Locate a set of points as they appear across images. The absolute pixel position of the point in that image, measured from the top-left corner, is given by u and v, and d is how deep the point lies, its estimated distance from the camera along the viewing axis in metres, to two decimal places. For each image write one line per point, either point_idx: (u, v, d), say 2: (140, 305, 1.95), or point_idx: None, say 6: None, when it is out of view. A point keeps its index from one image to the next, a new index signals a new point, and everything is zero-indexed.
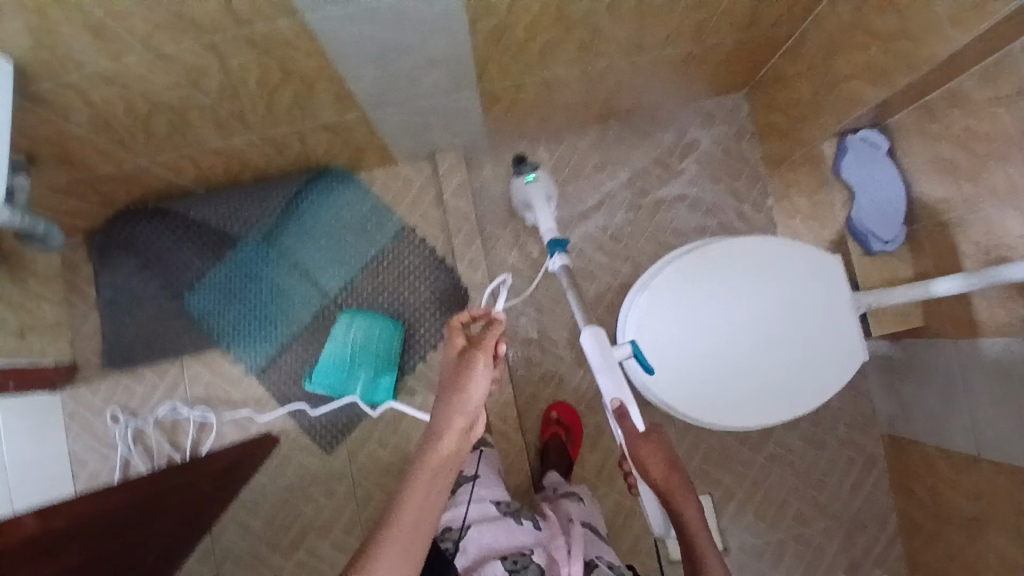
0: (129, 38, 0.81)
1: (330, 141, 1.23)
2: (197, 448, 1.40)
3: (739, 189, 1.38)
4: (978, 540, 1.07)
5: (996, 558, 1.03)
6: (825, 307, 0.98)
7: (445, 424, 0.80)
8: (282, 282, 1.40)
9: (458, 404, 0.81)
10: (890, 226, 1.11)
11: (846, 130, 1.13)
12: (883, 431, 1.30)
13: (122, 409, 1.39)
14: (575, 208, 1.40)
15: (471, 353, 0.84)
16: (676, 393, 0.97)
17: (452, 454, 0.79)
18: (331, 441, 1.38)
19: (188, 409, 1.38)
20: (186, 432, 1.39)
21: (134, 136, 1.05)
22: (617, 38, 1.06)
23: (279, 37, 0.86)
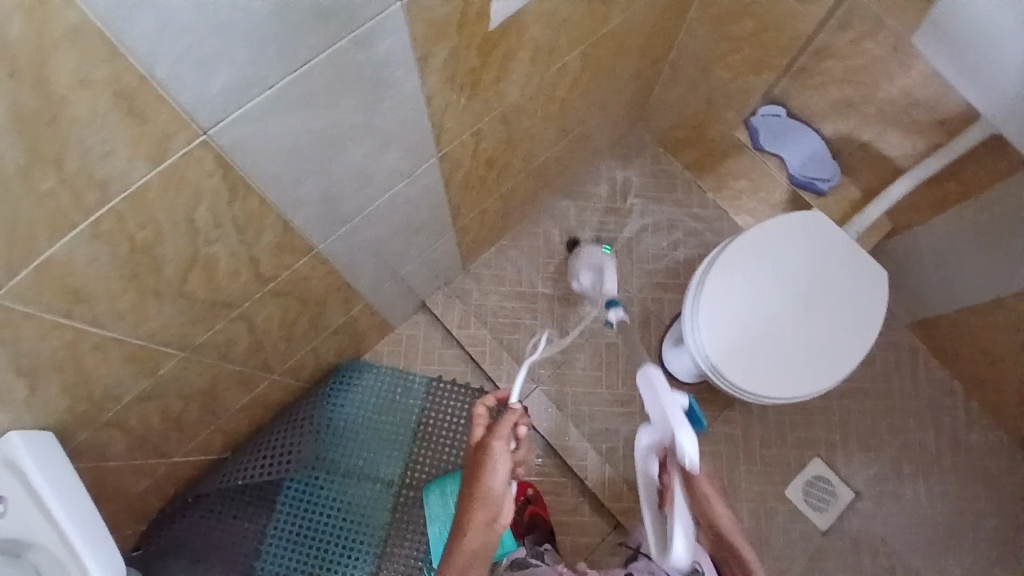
0: (169, 348, 0.79)
1: (340, 341, 1.23)
2: None
3: (682, 198, 1.54)
4: None
5: None
6: (835, 250, 1.11)
7: (468, 514, 0.76)
8: (345, 496, 1.31)
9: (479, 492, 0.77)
10: (823, 167, 1.30)
11: (747, 114, 1.32)
12: (906, 323, 1.46)
13: None
14: (565, 282, 1.48)
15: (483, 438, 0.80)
16: (769, 385, 1.06)
17: (480, 546, 0.75)
18: None
19: None
20: None
21: (169, 438, 0.99)
22: (549, 132, 1.19)
23: (298, 274, 0.88)
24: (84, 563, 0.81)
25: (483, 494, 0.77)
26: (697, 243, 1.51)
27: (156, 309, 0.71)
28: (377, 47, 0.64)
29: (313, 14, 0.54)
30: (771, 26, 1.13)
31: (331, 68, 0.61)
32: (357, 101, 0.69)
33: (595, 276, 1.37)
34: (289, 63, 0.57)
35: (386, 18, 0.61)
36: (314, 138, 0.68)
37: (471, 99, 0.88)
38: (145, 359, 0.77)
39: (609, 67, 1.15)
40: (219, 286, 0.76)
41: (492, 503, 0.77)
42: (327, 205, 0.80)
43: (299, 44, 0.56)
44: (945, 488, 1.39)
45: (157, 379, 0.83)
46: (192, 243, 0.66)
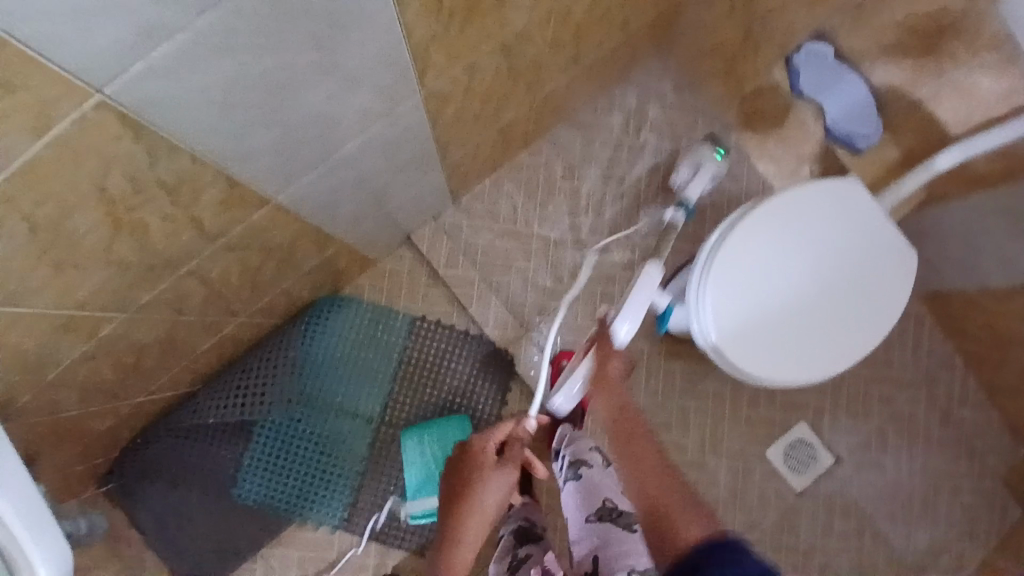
0: (110, 311, 0.70)
1: (316, 279, 1.15)
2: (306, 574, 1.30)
3: (700, 135, 1.38)
4: None
5: None
6: (866, 227, 1.00)
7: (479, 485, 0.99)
8: (323, 432, 1.28)
9: (475, 500, 0.98)
10: (867, 120, 1.16)
11: (791, 49, 1.13)
12: (921, 292, 1.37)
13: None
14: (564, 222, 1.36)
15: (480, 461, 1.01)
16: (774, 370, 0.99)
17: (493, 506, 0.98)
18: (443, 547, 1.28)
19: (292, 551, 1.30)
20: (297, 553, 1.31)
21: (128, 384, 0.94)
22: (560, 60, 1.03)
23: (256, 226, 0.77)
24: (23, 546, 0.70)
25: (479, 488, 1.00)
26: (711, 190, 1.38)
27: (85, 278, 0.62)
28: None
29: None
30: None
31: (273, 3, 0.47)
32: (313, 39, 0.54)
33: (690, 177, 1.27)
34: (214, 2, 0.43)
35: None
36: (259, 84, 0.54)
37: (464, 31, 0.72)
38: (81, 325, 0.69)
39: None
40: (154, 248, 0.66)
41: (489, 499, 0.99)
42: (283, 155, 0.67)
43: None
44: (928, 460, 1.37)
45: (100, 339, 0.75)
46: (111, 211, 0.55)
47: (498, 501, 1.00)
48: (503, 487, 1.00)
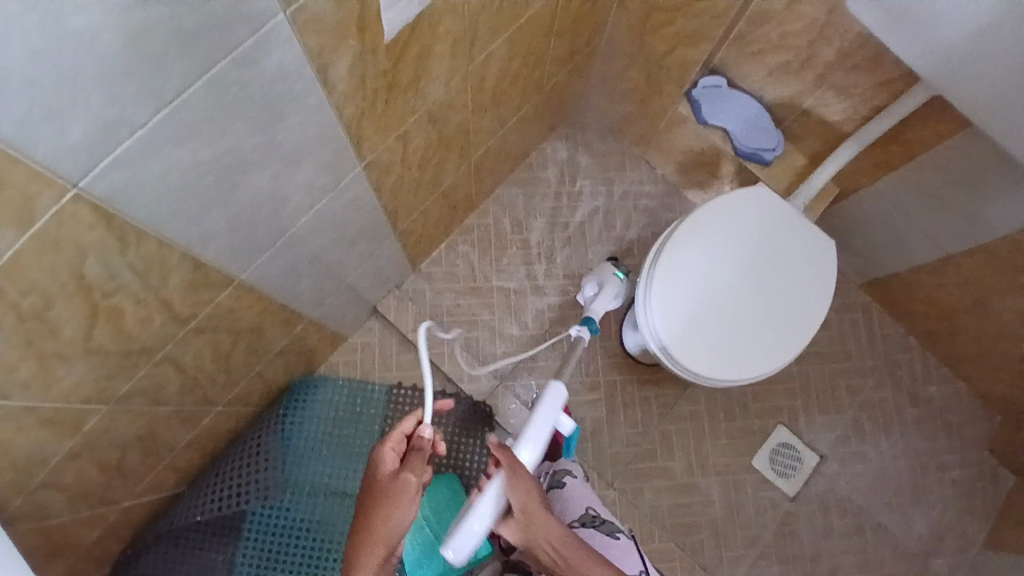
0: (91, 404, 0.74)
1: (289, 359, 1.19)
2: None
3: (630, 176, 1.51)
4: (990, 312, 1.24)
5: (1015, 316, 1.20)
6: (786, 224, 1.09)
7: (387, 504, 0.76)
8: (314, 516, 1.26)
9: (381, 517, 0.75)
10: (769, 136, 1.27)
11: (687, 87, 1.28)
12: (859, 283, 1.46)
13: None
14: (519, 273, 1.44)
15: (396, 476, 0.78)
16: (734, 369, 1.05)
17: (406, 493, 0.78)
18: None
19: None
20: None
21: (113, 486, 0.95)
22: (485, 124, 1.14)
23: (224, 306, 0.83)
24: None
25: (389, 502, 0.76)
26: (650, 221, 1.48)
27: (66, 370, 0.66)
28: (264, 65, 0.58)
29: (179, 43, 0.49)
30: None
31: (213, 96, 0.56)
32: (252, 124, 0.63)
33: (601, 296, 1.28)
34: (162, 100, 0.52)
35: (269, 34, 0.55)
36: (210, 168, 0.62)
37: (389, 106, 0.82)
38: (66, 420, 0.72)
39: (538, 54, 1.10)
40: (129, 334, 0.71)
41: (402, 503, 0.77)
42: (240, 234, 0.75)
43: (168, 73, 0.50)
44: (907, 441, 1.41)
45: (84, 437, 0.78)
46: (88, 299, 0.61)
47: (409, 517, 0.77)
48: (411, 499, 0.77)
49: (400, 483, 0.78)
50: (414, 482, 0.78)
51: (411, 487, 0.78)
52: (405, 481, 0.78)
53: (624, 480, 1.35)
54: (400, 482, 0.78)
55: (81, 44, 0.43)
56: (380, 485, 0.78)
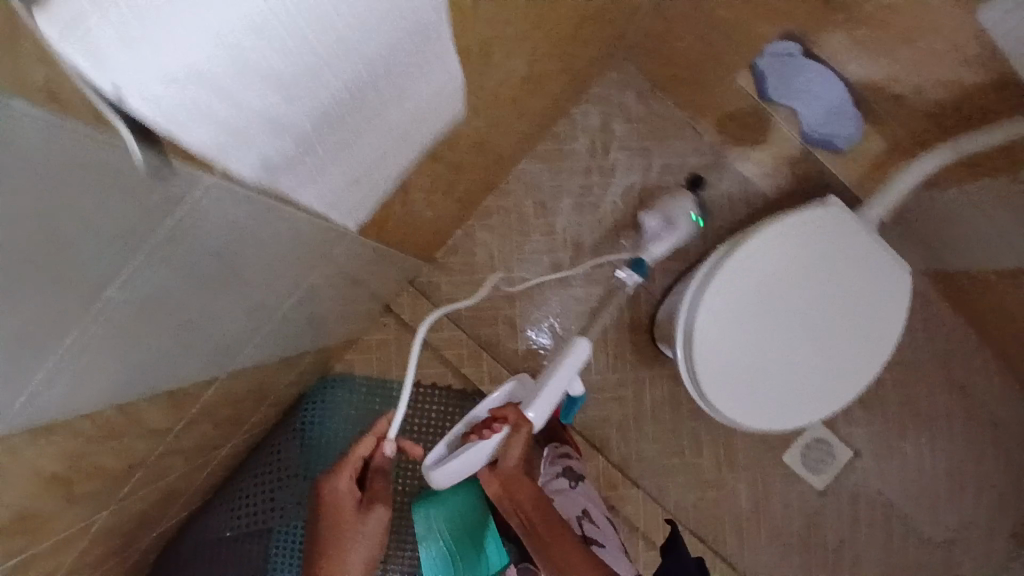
0: (90, 520, 0.71)
1: (300, 379, 1.14)
2: None
3: (672, 146, 1.30)
4: None
5: None
6: (851, 252, 0.94)
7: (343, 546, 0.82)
8: None
9: (347, 552, 0.82)
10: (846, 121, 1.05)
11: (754, 56, 1.06)
12: (928, 273, 1.30)
13: None
14: (543, 263, 1.32)
15: (364, 513, 0.82)
16: (789, 419, 0.96)
17: (377, 528, 0.83)
18: None
19: None
20: None
21: (139, 534, 0.96)
22: (501, 127, 0.96)
23: (215, 397, 0.76)
24: None
25: (348, 533, 0.82)
26: (692, 200, 1.30)
27: (52, 520, 0.62)
28: (201, 226, 0.49)
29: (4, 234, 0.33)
30: None
31: (141, 279, 0.47)
32: (206, 273, 0.55)
33: (662, 229, 1.23)
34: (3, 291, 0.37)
35: (194, 201, 0.46)
36: (165, 328, 0.55)
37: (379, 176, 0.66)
38: (65, 541, 0.69)
39: (563, 32, 0.88)
40: (109, 463, 0.64)
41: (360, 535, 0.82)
42: (221, 348, 0.68)
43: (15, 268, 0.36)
44: (950, 441, 1.34)
45: (93, 534, 0.76)
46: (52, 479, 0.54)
47: (370, 552, 0.83)
48: (376, 529, 0.83)
49: (370, 521, 0.82)
50: (382, 518, 0.82)
51: (376, 521, 0.83)
52: (374, 519, 0.82)
53: (649, 479, 1.33)
54: (368, 522, 0.82)
55: None
56: (346, 519, 0.82)
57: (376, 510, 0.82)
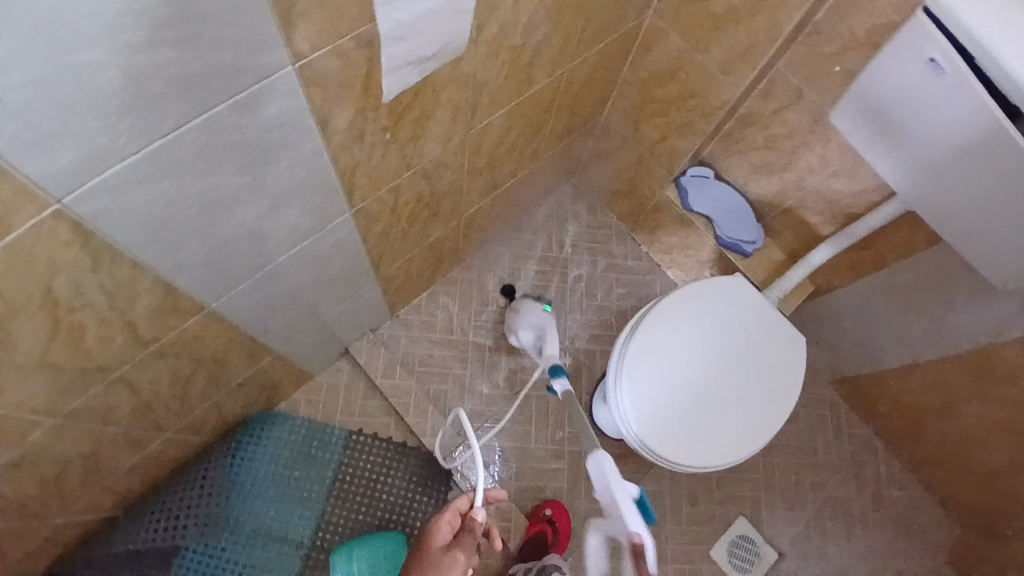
0: (33, 419, 0.73)
1: (249, 394, 1.17)
2: None
3: (614, 249, 1.54)
4: (959, 425, 1.25)
5: (982, 432, 1.22)
6: (755, 310, 1.12)
7: None
8: (250, 564, 1.17)
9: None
10: (749, 228, 1.31)
11: (677, 173, 1.33)
12: (831, 380, 1.49)
13: None
14: (497, 331, 1.45)
15: (446, 553, 0.82)
16: (706, 457, 1.05)
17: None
18: None
19: None
20: None
21: (41, 506, 0.91)
22: (478, 185, 1.17)
23: (190, 334, 0.82)
24: None
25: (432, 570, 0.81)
26: (632, 295, 1.51)
27: (16, 382, 0.65)
28: (262, 112, 0.60)
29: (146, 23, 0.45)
30: (701, 92, 1.16)
31: (194, 135, 0.56)
32: (240, 164, 0.64)
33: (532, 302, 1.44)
34: (109, 78, 0.46)
35: (271, 83, 0.57)
36: (182, 211, 0.63)
37: (384, 157, 0.84)
38: (2, 431, 0.70)
39: (537, 125, 1.13)
40: (85, 349, 0.69)
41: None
42: (214, 266, 0.75)
43: (130, 62, 0.46)
44: (866, 545, 1.41)
45: (21, 450, 0.76)
46: (50, 313, 0.61)
47: None
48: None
49: (447, 560, 0.81)
50: (459, 562, 0.81)
51: (458, 566, 0.81)
52: (452, 561, 0.81)
53: (580, 556, 1.32)
54: (445, 561, 0.81)
55: (79, 74, 0.45)
56: (429, 558, 0.83)
57: (461, 554, 0.82)
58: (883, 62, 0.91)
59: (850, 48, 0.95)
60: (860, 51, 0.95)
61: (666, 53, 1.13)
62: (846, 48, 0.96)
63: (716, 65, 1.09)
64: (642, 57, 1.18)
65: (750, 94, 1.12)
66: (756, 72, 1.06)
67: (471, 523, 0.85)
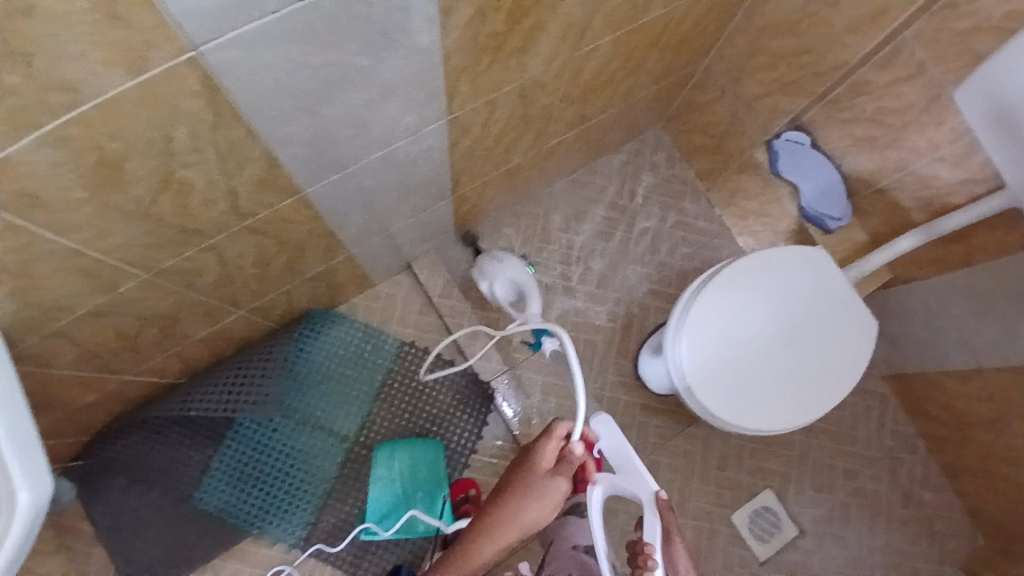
0: (130, 269, 0.77)
1: (315, 289, 1.20)
2: None
3: (687, 206, 1.50)
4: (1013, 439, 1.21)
5: None
6: (832, 286, 1.09)
7: (523, 498, 0.91)
8: (297, 447, 1.27)
9: (527, 508, 0.91)
10: (837, 204, 1.26)
11: (772, 136, 1.27)
12: (886, 374, 1.46)
13: None
14: (556, 270, 1.45)
15: (550, 479, 0.89)
16: (753, 420, 1.05)
17: (549, 508, 0.91)
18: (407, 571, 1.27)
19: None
20: None
21: (120, 357, 0.97)
22: (567, 116, 1.14)
23: (279, 215, 0.85)
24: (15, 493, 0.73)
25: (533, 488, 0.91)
26: (697, 256, 1.48)
27: (121, 228, 0.69)
28: None
29: None
30: (816, 50, 1.09)
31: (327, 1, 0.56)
32: (361, 45, 0.64)
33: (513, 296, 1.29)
34: None
35: None
36: (299, 84, 0.63)
37: (489, 66, 0.82)
38: (102, 275, 0.75)
39: (638, 62, 1.09)
40: (185, 209, 0.72)
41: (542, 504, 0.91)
42: (315, 148, 0.76)
43: None
44: (887, 541, 1.40)
45: (114, 296, 0.80)
46: (165, 164, 0.63)
47: (547, 511, 0.92)
48: (557, 498, 0.91)
49: (550, 486, 0.90)
50: (561, 492, 0.90)
51: (558, 490, 0.90)
52: (556, 486, 0.90)
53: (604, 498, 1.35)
54: (549, 487, 0.90)
55: None
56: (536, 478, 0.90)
57: (564, 482, 0.90)
58: (998, 62, 0.87)
59: (981, 29, 0.90)
60: (991, 34, 0.89)
61: (788, 1, 1.06)
62: (978, 25, 0.90)
63: (841, 23, 1.03)
64: (760, 3, 1.11)
65: (867, 59, 1.06)
66: (885, 33, 0.99)
67: (571, 458, 0.88)
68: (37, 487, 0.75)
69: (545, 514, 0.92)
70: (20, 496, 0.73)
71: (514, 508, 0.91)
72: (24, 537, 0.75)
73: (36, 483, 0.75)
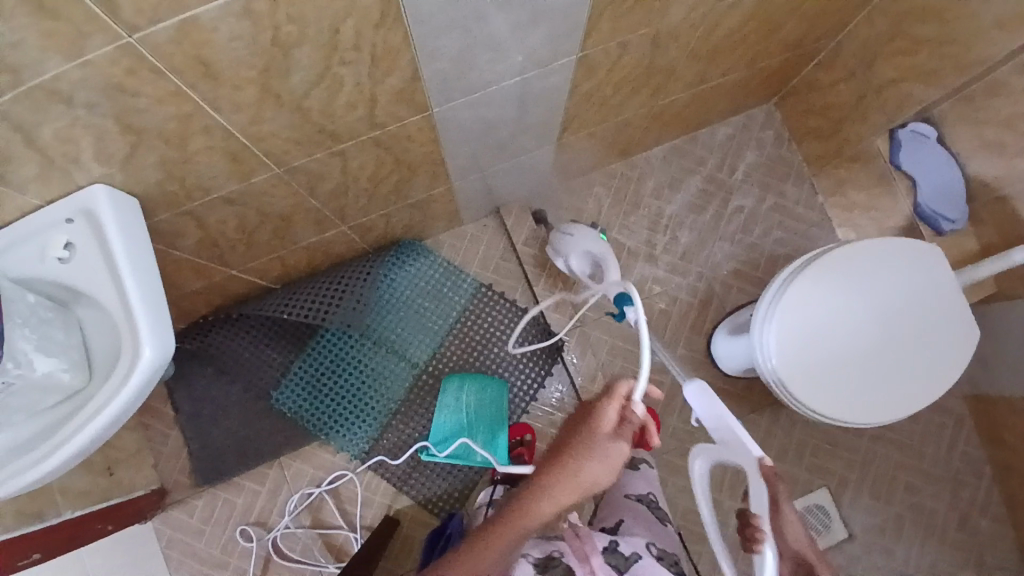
0: (266, 160, 0.80)
1: (410, 217, 1.24)
2: (343, 519, 1.33)
3: (788, 190, 1.46)
4: None
5: None
6: (937, 288, 1.04)
7: (578, 456, 0.70)
8: (370, 366, 1.33)
9: (581, 470, 0.69)
10: (954, 206, 1.21)
11: (896, 125, 1.22)
12: (968, 394, 1.39)
13: (251, 523, 1.31)
14: (642, 236, 1.44)
15: (612, 439, 0.71)
16: (834, 411, 1.02)
17: (604, 476, 0.70)
18: (458, 498, 1.32)
19: (318, 486, 1.31)
20: (330, 510, 1.33)
21: (233, 249, 1.03)
22: (687, 75, 1.12)
23: (404, 132, 0.87)
24: (141, 346, 0.79)
25: (589, 446, 0.71)
26: (789, 242, 1.44)
27: (271, 117, 0.72)
28: None
29: None
30: (966, 38, 1.03)
31: None
32: None
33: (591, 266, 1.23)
34: None
35: None
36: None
37: (632, 6, 0.82)
38: (242, 161, 0.79)
39: (772, 28, 1.06)
40: (328, 109, 0.75)
41: (599, 469, 0.70)
42: (455, 68, 0.77)
43: None
44: (938, 562, 1.36)
45: (245, 186, 0.85)
46: (326, 58, 0.66)
47: (602, 480, 0.70)
48: (617, 466, 0.71)
49: (613, 448, 0.71)
50: (621, 454, 0.71)
51: (620, 455, 0.71)
52: (618, 448, 0.71)
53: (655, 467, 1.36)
54: (611, 448, 0.71)
55: None
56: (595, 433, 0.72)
57: (626, 445, 0.72)
58: None
59: None
60: None
61: None
62: None
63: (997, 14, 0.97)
64: None
65: (1016, 56, 1.00)
66: None
67: (634, 418, 0.74)
68: (161, 343, 0.80)
69: (599, 481, 0.70)
70: (145, 350, 0.79)
71: (565, 467, 0.70)
72: (142, 387, 0.80)
73: (161, 340, 0.80)
